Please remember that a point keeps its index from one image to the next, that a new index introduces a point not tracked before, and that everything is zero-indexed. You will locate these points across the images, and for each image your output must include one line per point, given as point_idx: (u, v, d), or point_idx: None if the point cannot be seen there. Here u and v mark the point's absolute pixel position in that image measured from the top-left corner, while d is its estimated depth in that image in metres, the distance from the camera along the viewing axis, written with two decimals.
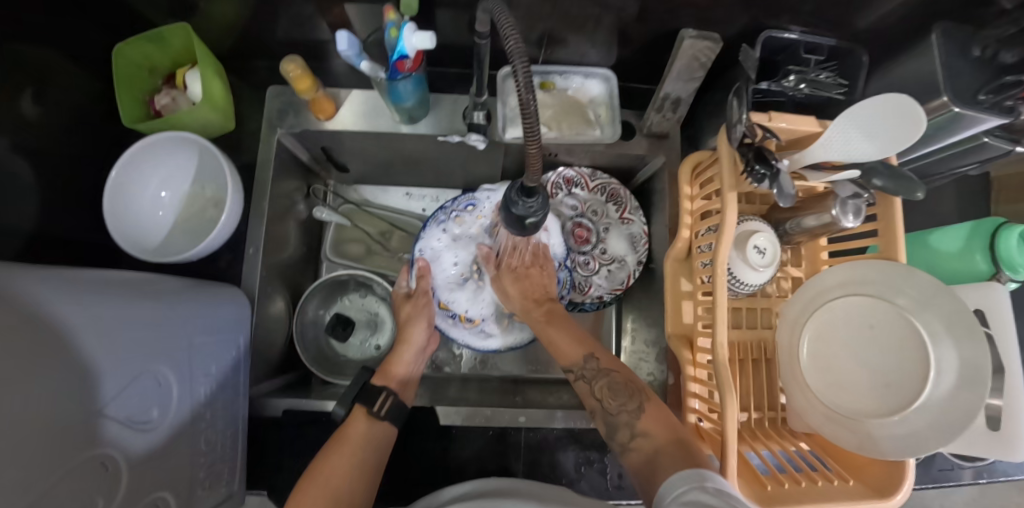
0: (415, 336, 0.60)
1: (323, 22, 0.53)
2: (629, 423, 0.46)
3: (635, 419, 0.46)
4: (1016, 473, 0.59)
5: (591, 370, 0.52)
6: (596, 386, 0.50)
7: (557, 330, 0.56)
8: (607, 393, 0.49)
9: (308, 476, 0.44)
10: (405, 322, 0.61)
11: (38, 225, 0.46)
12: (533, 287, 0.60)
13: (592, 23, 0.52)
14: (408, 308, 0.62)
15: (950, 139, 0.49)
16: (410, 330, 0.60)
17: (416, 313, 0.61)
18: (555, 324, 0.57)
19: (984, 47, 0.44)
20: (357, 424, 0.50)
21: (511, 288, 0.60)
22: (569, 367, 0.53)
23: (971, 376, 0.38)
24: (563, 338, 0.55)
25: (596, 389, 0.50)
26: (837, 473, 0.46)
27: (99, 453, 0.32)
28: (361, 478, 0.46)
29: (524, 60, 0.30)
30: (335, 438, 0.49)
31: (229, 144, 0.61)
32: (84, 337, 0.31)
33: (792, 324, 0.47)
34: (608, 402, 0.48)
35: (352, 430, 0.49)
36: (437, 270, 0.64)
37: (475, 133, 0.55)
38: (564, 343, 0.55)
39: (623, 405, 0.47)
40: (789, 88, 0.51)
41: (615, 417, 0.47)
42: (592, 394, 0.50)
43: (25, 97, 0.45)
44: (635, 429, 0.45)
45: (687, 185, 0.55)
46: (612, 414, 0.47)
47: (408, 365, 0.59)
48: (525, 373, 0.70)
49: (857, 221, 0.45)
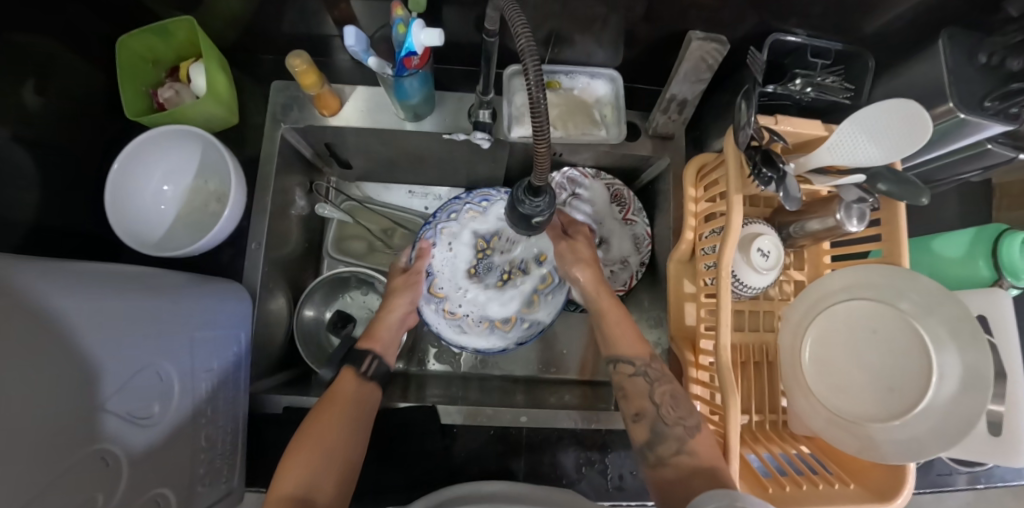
0: (400, 304, 0.60)
1: (329, 17, 0.52)
2: (680, 439, 0.43)
3: (688, 436, 0.43)
4: (1013, 479, 0.60)
5: (654, 371, 0.50)
6: (658, 389, 0.48)
7: (623, 320, 0.54)
8: (668, 399, 0.47)
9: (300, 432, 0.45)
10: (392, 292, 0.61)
11: (38, 217, 0.46)
12: (591, 263, 0.59)
13: (599, 23, 0.52)
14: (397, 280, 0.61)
15: (954, 145, 0.49)
16: (395, 299, 0.60)
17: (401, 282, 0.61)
18: (615, 315, 0.56)
19: (991, 54, 0.44)
20: (345, 383, 0.51)
21: (584, 250, 0.60)
22: (632, 359, 0.51)
23: (973, 382, 0.38)
24: (624, 335, 0.53)
25: (656, 393, 0.48)
26: (838, 476, 0.46)
27: (100, 448, 0.32)
28: (354, 430, 0.47)
29: (535, 58, 0.30)
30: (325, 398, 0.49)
31: (232, 139, 0.61)
32: (85, 331, 0.31)
33: (795, 327, 0.47)
34: (665, 409, 0.46)
35: (341, 386, 0.50)
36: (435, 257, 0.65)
37: (480, 131, 0.55)
38: (627, 333, 0.53)
39: (681, 418, 0.45)
40: (796, 92, 0.51)
41: (668, 428, 0.44)
42: (648, 395, 0.48)
43: (27, 88, 0.45)
44: (684, 445, 0.43)
45: (691, 187, 0.55)
46: (666, 424, 0.45)
47: (390, 329, 0.59)
48: (535, 374, 0.70)
49: (861, 225, 0.44)
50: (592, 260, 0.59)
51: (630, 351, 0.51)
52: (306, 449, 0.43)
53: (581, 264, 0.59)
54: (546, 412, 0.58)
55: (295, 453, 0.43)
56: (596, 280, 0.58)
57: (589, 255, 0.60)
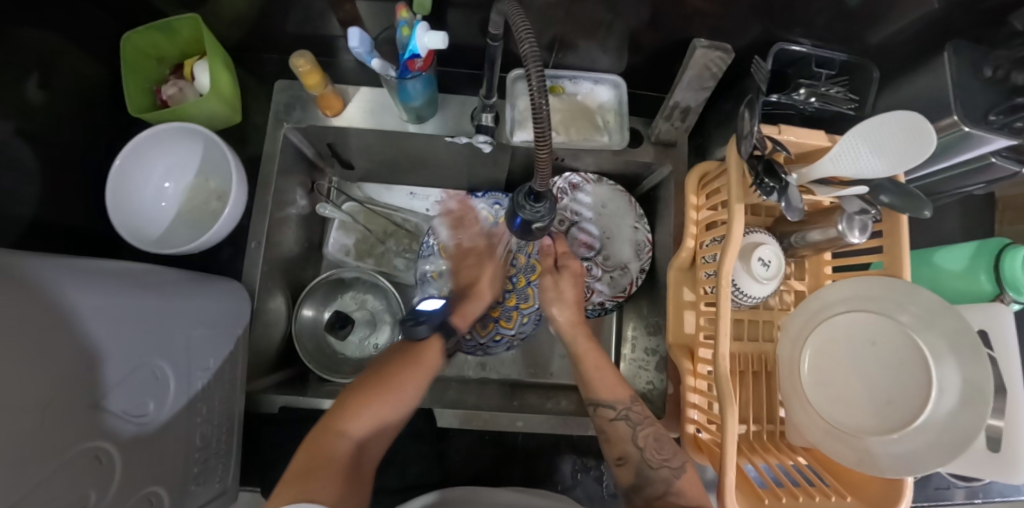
0: (486, 290, 0.63)
1: (334, 17, 0.52)
2: (666, 479, 0.46)
3: (674, 477, 0.46)
4: (1011, 494, 0.59)
5: (635, 415, 0.52)
6: (641, 433, 0.50)
7: (604, 364, 0.56)
8: (651, 442, 0.49)
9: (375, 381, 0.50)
10: (473, 282, 0.63)
11: (38, 212, 0.46)
12: (574, 307, 0.60)
13: (604, 29, 0.52)
14: (483, 275, 0.63)
15: (959, 158, 0.49)
16: (482, 285, 0.63)
17: (490, 271, 0.64)
18: (595, 356, 0.57)
19: (997, 67, 0.44)
20: (432, 351, 0.56)
21: (569, 291, 0.60)
22: (614, 404, 0.52)
23: (972, 396, 0.38)
24: (605, 377, 0.55)
25: (638, 437, 0.50)
26: (834, 489, 0.46)
27: (95, 446, 0.32)
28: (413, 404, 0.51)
29: (538, 63, 0.30)
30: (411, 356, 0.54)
31: (235, 137, 0.61)
32: (83, 328, 0.31)
33: (794, 338, 0.47)
34: (649, 453, 0.48)
35: (428, 356, 0.55)
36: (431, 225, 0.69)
37: (482, 134, 0.54)
38: (604, 379, 0.55)
39: (665, 460, 0.48)
40: (799, 102, 0.50)
41: (653, 471, 0.47)
42: (632, 438, 0.50)
43: (31, 82, 0.45)
44: (671, 486, 0.46)
45: (693, 195, 0.55)
46: (653, 468, 0.48)
47: (475, 305, 0.62)
48: (522, 378, 0.70)
49: (864, 237, 0.44)
50: (576, 300, 0.60)
51: (613, 396, 0.53)
52: (379, 406, 0.48)
53: (563, 307, 0.60)
54: (542, 418, 0.57)
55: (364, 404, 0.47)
56: (575, 323, 0.59)
57: (572, 295, 0.60)
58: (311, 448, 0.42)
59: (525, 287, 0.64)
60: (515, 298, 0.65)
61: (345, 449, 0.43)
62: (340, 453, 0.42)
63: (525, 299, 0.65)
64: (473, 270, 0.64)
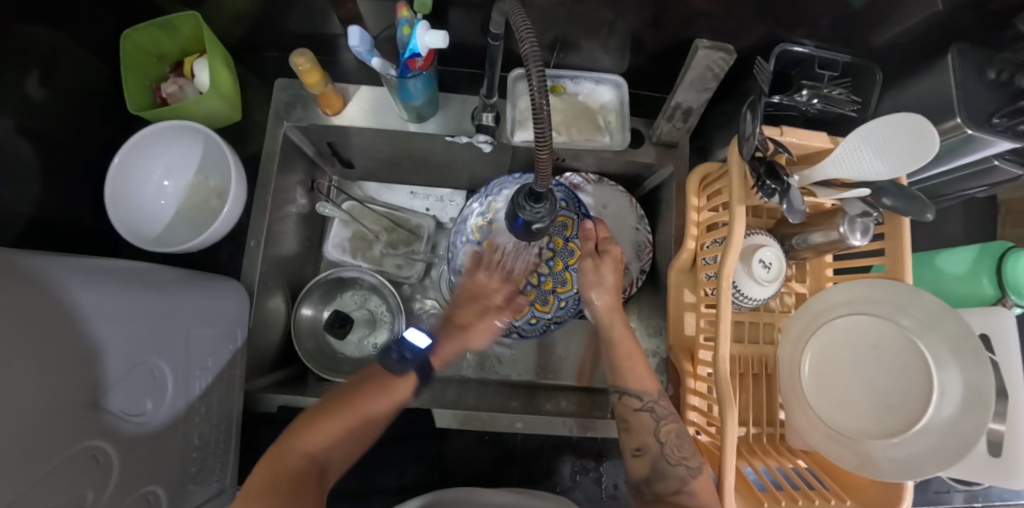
0: (472, 341, 0.59)
1: (335, 15, 0.52)
2: (683, 478, 0.44)
3: (690, 476, 0.44)
4: (1011, 498, 0.59)
5: (662, 409, 0.51)
6: (664, 427, 0.49)
7: (636, 353, 0.55)
8: (673, 438, 0.48)
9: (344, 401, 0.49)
10: (464, 326, 0.59)
11: (38, 210, 0.46)
12: (612, 291, 0.58)
13: (606, 29, 0.52)
14: (478, 320, 0.60)
15: (962, 160, 0.49)
16: (472, 333, 0.59)
17: (490, 320, 0.60)
18: (629, 346, 0.56)
19: (1000, 70, 0.43)
20: (404, 383, 0.53)
21: (609, 276, 0.58)
22: (640, 394, 0.52)
23: (973, 401, 0.38)
24: (634, 367, 0.54)
25: (661, 432, 0.49)
26: (834, 492, 0.46)
27: (93, 445, 0.32)
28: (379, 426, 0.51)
29: (538, 64, 0.30)
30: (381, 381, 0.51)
31: (235, 135, 0.60)
32: (82, 327, 0.31)
33: (795, 340, 0.46)
34: (670, 448, 0.47)
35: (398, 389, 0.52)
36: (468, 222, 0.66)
37: (482, 134, 0.54)
38: (640, 367, 0.54)
39: (683, 457, 0.46)
40: (801, 103, 0.50)
41: (671, 467, 0.46)
42: (654, 432, 0.49)
43: (31, 80, 0.45)
44: (685, 485, 0.44)
45: (694, 196, 0.54)
46: (670, 463, 0.46)
47: (451, 350, 0.59)
48: (534, 379, 0.70)
49: (864, 240, 0.44)
50: (615, 286, 0.58)
51: (641, 386, 0.52)
52: (343, 427, 0.47)
53: (602, 291, 0.58)
54: (544, 418, 0.56)
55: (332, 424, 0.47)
56: (613, 308, 0.58)
57: (611, 280, 0.58)
58: (274, 465, 0.43)
59: (563, 271, 0.60)
60: (556, 282, 0.60)
61: (307, 469, 0.44)
62: (297, 473, 0.43)
63: (568, 283, 0.60)
64: (473, 314, 0.60)
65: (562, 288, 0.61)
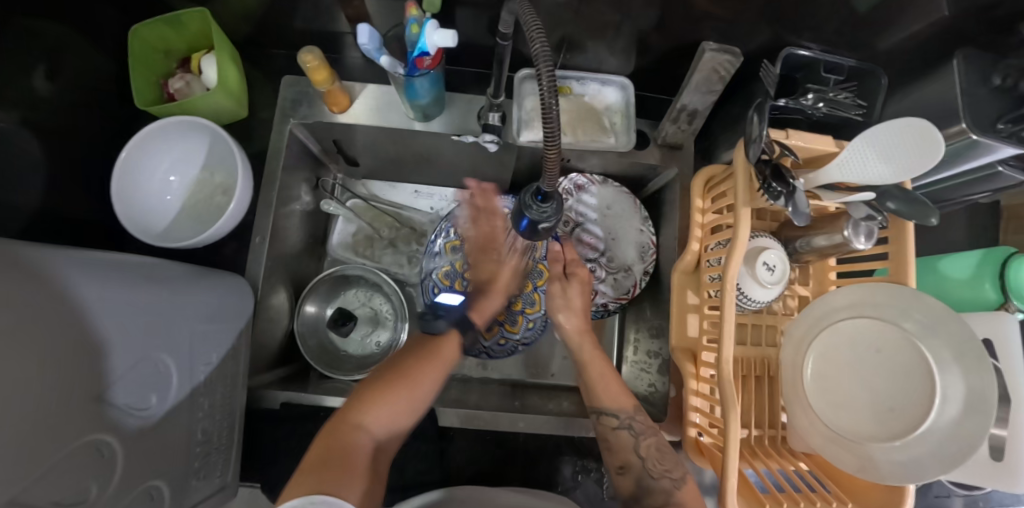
0: (504, 287, 0.61)
1: (343, 13, 0.52)
2: (667, 491, 0.46)
3: (675, 488, 0.46)
4: (1011, 503, 0.59)
5: (639, 424, 0.51)
6: (643, 443, 0.50)
7: (608, 372, 0.56)
8: (653, 453, 0.49)
9: (393, 374, 0.49)
10: (491, 277, 0.60)
11: (44, 204, 0.46)
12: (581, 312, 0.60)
13: (612, 30, 0.52)
14: (504, 271, 0.61)
15: (966, 165, 0.49)
16: (499, 283, 0.61)
17: (509, 267, 0.61)
18: (600, 365, 0.57)
19: (1005, 75, 0.44)
20: (449, 347, 0.55)
21: (576, 300, 0.60)
22: (616, 412, 0.52)
23: (975, 405, 0.38)
24: (609, 386, 0.54)
25: (641, 447, 0.49)
26: (835, 494, 0.46)
27: (96, 438, 0.31)
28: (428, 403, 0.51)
29: (549, 63, 0.30)
30: (428, 352, 0.53)
31: (241, 131, 0.60)
32: (89, 320, 0.31)
33: (797, 344, 0.47)
34: (651, 463, 0.48)
35: (444, 357, 0.53)
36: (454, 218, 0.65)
37: (488, 133, 0.55)
38: (612, 388, 0.54)
39: (666, 471, 0.47)
40: (807, 107, 0.50)
41: (653, 482, 0.47)
42: (635, 449, 0.49)
43: (38, 74, 0.45)
44: (670, 498, 0.45)
45: (698, 198, 0.54)
46: (654, 478, 0.47)
47: (493, 301, 0.61)
48: (525, 378, 0.70)
49: (868, 244, 0.44)
50: (582, 308, 0.60)
51: (615, 404, 0.52)
52: (397, 405, 0.47)
53: (569, 313, 0.60)
54: (543, 419, 0.56)
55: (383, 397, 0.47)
56: (582, 330, 0.59)
57: (580, 302, 0.60)
58: (327, 441, 0.42)
59: (532, 293, 0.64)
60: (524, 304, 0.65)
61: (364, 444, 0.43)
62: (358, 448, 0.42)
63: (534, 306, 0.65)
64: (494, 264, 0.61)
65: (528, 311, 0.65)
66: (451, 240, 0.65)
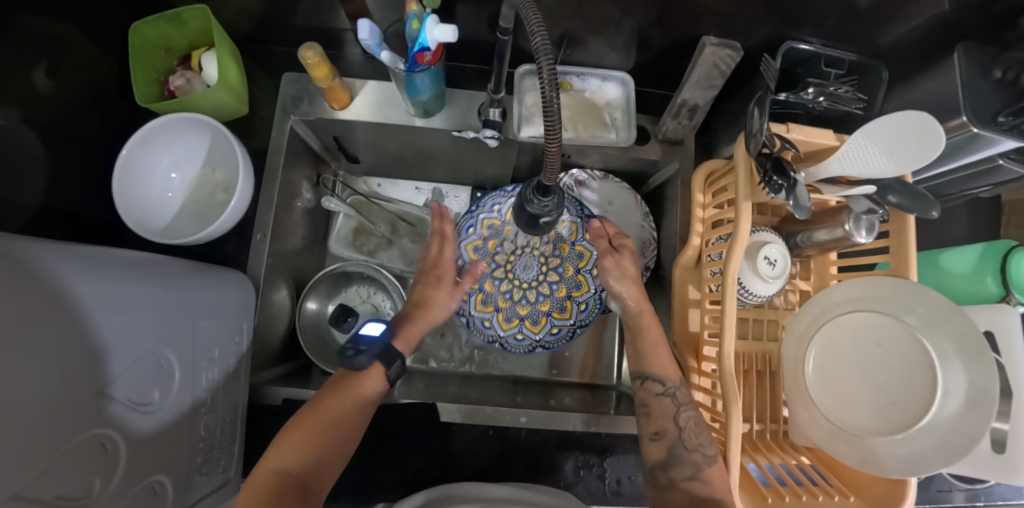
0: (433, 313, 0.59)
1: (342, 9, 0.52)
2: (697, 464, 0.44)
3: (706, 463, 0.44)
4: (1013, 497, 0.59)
5: (683, 394, 0.50)
6: (683, 413, 0.49)
7: (661, 338, 0.54)
8: (692, 425, 0.47)
9: (307, 414, 0.46)
10: (423, 302, 0.59)
11: (46, 201, 0.46)
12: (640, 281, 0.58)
13: (612, 26, 0.52)
14: (439, 295, 0.60)
15: (966, 159, 0.49)
16: (432, 307, 0.60)
17: (445, 293, 0.60)
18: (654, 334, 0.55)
19: (1007, 69, 0.44)
20: (373, 381, 0.50)
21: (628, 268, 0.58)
22: (663, 379, 0.51)
23: (977, 398, 0.38)
24: (659, 353, 0.53)
25: (681, 417, 0.49)
26: (838, 488, 0.46)
27: (99, 433, 0.32)
28: (356, 427, 0.48)
29: (549, 58, 0.30)
30: (342, 381, 0.50)
31: (241, 128, 0.60)
32: (93, 314, 0.31)
33: (799, 338, 0.47)
34: (688, 434, 0.47)
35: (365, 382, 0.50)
36: (476, 217, 0.67)
37: (489, 129, 0.54)
38: (661, 354, 0.53)
39: (700, 444, 0.45)
40: (808, 101, 0.49)
41: (687, 453, 0.46)
42: (673, 417, 0.49)
43: (38, 72, 0.45)
44: (699, 471, 0.44)
45: (700, 192, 0.55)
46: (687, 448, 0.46)
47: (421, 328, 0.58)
48: (549, 377, 0.70)
49: (870, 237, 0.44)
50: (636, 282, 0.58)
51: (661, 371, 0.52)
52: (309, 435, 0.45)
53: (625, 283, 0.58)
54: (546, 412, 0.57)
55: (302, 440, 0.44)
56: (639, 297, 0.57)
57: (634, 270, 0.58)
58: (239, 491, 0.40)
59: (576, 276, 0.66)
60: (502, 317, 0.65)
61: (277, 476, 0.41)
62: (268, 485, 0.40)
63: (509, 321, 0.65)
64: (428, 289, 0.61)
65: (499, 323, 0.65)
66: (473, 240, 0.67)
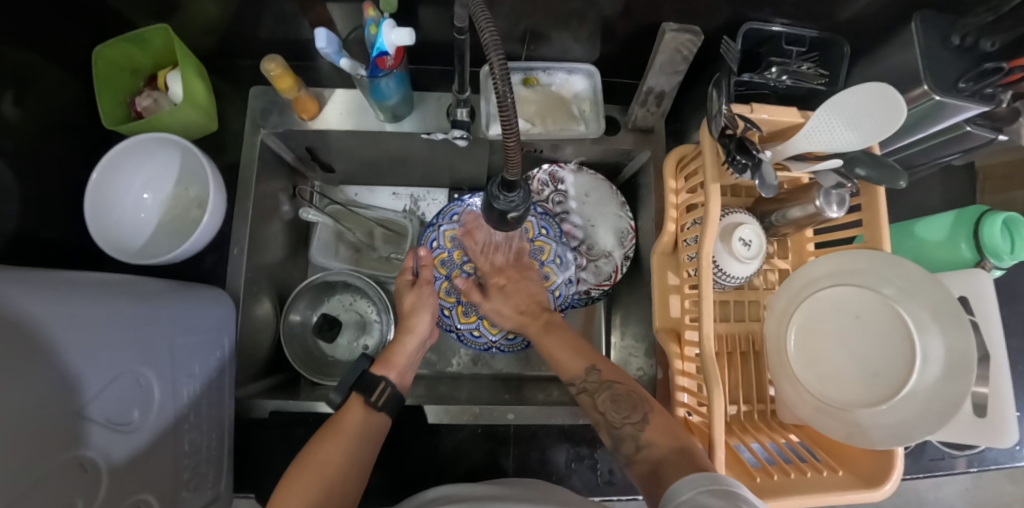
0: (419, 325, 0.59)
1: (306, 21, 0.53)
2: (635, 436, 0.45)
3: (639, 431, 0.45)
4: (1005, 461, 0.59)
5: (593, 384, 0.51)
6: (599, 398, 0.49)
7: (556, 344, 0.56)
8: (610, 405, 0.48)
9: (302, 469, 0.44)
10: (407, 313, 0.60)
11: (18, 229, 0.46)
12: (525, 301, 0.60)
13: (576, 19, 0.52)
14: (423, 300, 0.61)
15: (935, 127, 0.49)
16: (415, 320, 0.60)
17: (424, 302, 0.61)
18: (553, 337, 0.57)
19: (964, 35, 0.44)
20: (353, 412, 0.51)
21: (503, 306, 0.61)
22: (570, 379, 0.52)
23: (956, 363, 0.38)
24: (561, 355, 0.54)
25: (598, 401, 0.49)
26: (826, 463, 0.46)
27: (78, 454, 0.32)
28: (354, 466, 0.47)
29: (500, 54, 0.30)
30: (329, 427, 0.49)
31: (213, 145, 0.61)
32: (67, 337, 0.31)
33: (779, 315, 0.47)
34: (611, 413, 0.48)
35: (347, 419, 0.50)
36: (438, 229, 0.66)
37: (458, 129, 0.54)
38: (562, 354, 0.54)
39: (626, 418, 0.47)
40: (772, 80, 0.50)
41: (619, 430, 0.46)
42: (595, 407, 0.50)
43: (5, 100, 0.45)
44: (640, 440, 0.44)
45: (672, 178, 0.55)
46: (616, 427, 0.47)
47: (408, 356, 0.58)
48: (522, 372, 0.71)
49: (841, 211, 0.45)
50: (513, 309, 0.60)
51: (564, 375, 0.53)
52: (309, 483, 0.43)
53: (504, 316, 0.61)
54: (535, 408, 0.57)
55: (297, 486, 0.43)
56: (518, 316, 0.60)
57: (517, 297, 0.61)
58: None
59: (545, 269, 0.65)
60: (488, 323, 0.65)
61: None
62: None
63: (497, 325, 0.65)
64: (413, 303, 0.61)
65: (487, 330, 0.65)
66: (438, 253, 0.66)
